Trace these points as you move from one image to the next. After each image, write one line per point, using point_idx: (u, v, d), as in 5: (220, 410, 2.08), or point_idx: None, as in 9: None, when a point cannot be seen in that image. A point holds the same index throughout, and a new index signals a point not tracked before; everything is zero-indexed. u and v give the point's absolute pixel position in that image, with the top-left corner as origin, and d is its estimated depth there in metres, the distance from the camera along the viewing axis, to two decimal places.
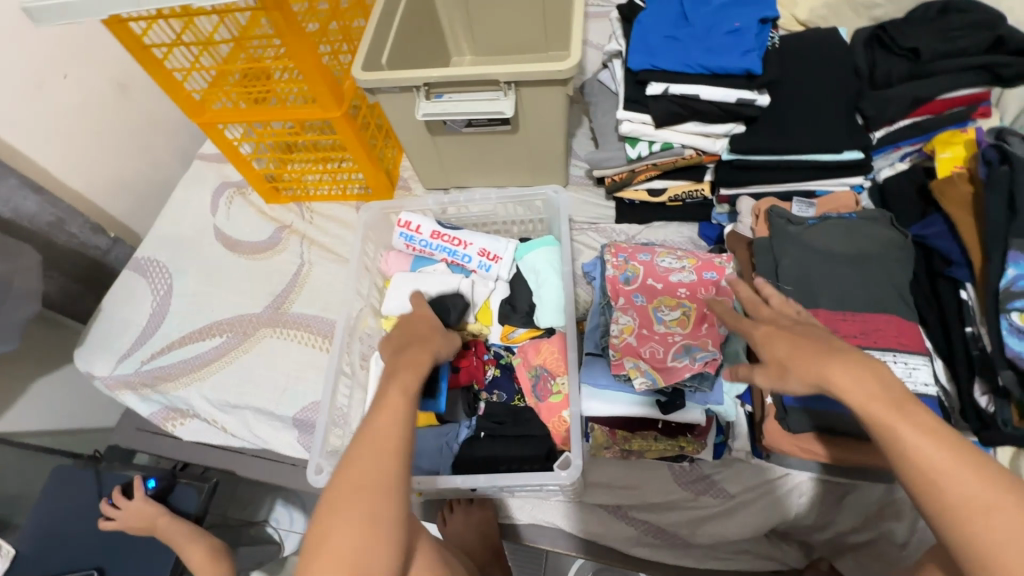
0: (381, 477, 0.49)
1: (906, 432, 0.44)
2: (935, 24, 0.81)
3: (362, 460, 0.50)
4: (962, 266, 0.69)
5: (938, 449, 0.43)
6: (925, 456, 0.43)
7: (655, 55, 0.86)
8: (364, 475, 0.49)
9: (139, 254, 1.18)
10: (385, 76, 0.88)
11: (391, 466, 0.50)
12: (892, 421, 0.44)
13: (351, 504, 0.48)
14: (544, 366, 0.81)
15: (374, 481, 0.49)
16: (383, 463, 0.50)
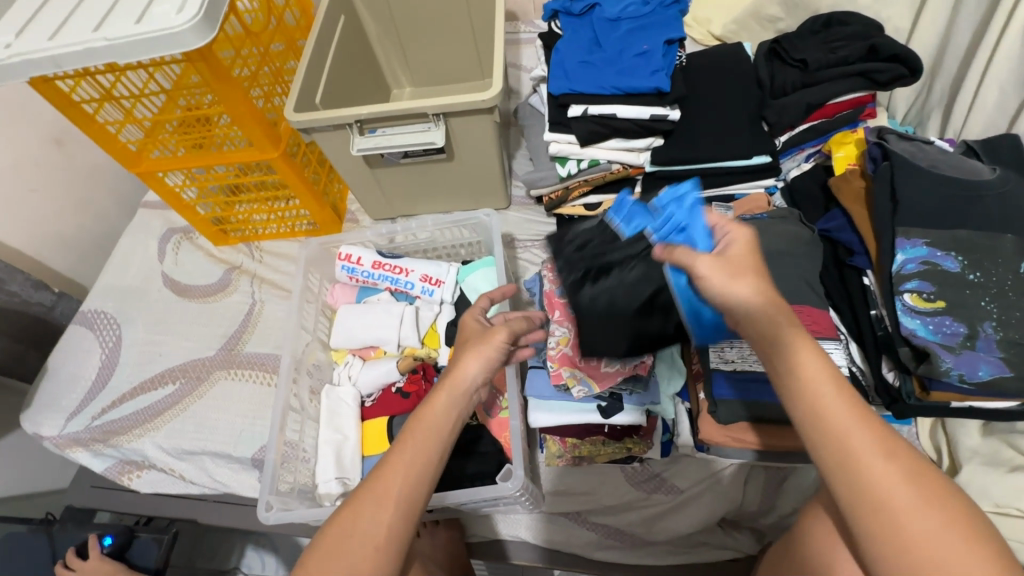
0: (398, 516, 0.52)
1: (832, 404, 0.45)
2: (821, 36, 0.89)
3: (383, 492, 0.53)
4: (862, 254, 0.75)
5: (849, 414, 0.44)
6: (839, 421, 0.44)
7: (572, 80, 0.91)
8: (385, 509, 0.52)
9: (85, 307, 1.17)
10: (316, 116, 0.91)
11: (410, 503, 0.53)
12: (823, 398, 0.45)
13: (361, 534, 0.51)
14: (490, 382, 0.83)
15: (387, 514, 0.52)
16: (400, 496, 0.53)
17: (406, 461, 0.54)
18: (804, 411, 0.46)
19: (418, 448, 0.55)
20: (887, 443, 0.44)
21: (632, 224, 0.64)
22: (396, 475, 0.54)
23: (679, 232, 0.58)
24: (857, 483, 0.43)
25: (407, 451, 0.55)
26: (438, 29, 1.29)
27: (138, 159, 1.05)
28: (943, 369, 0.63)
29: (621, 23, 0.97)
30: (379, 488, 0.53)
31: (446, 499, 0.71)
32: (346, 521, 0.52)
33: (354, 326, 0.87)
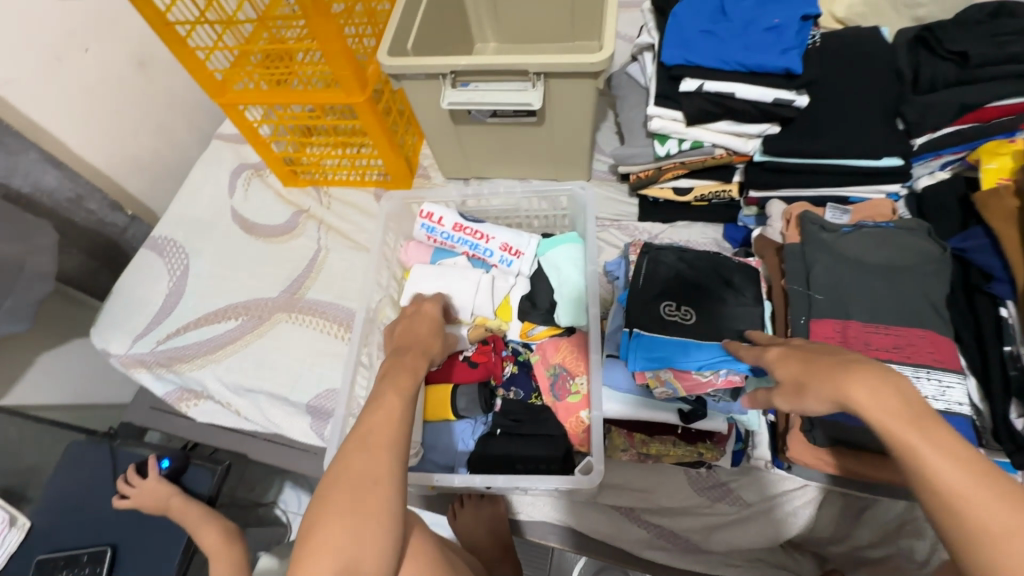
0: (387, 451, 0.51)
1: (926, 452, 0.43)
2: (984, 28, 0.78)
3: (369, 434, 0.52)
4: (1004, 282, 0.67)
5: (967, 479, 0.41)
6: (946, 478, 0.42)
7: (690, 50, 0.83)
8: (375, 451, 0.51)
9: (156, 232, 1.18)
10: (412, 62, 0.86)
11: (396, 444, 0.52)
12: (910, 436, 0.44)
13: (354, 477, 0.49)
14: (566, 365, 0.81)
15: (374, 454, 0.51)
16: (389, 437, 0.52)
17: (385, 405, 0.54)
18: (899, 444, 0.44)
19: (395, 395, 0.55)
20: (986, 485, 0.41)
21: (639, 361, 0.69)
22: (383, 423, 0.53)
23: (640, 344, 0.70)
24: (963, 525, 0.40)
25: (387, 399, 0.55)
26: None
27: (223, 90, 1.02)
28: None
29: None
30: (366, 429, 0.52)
31: (513, 481, 0.69)
32: (336, 470, 0.50)
33: (427, 288, 0.84)
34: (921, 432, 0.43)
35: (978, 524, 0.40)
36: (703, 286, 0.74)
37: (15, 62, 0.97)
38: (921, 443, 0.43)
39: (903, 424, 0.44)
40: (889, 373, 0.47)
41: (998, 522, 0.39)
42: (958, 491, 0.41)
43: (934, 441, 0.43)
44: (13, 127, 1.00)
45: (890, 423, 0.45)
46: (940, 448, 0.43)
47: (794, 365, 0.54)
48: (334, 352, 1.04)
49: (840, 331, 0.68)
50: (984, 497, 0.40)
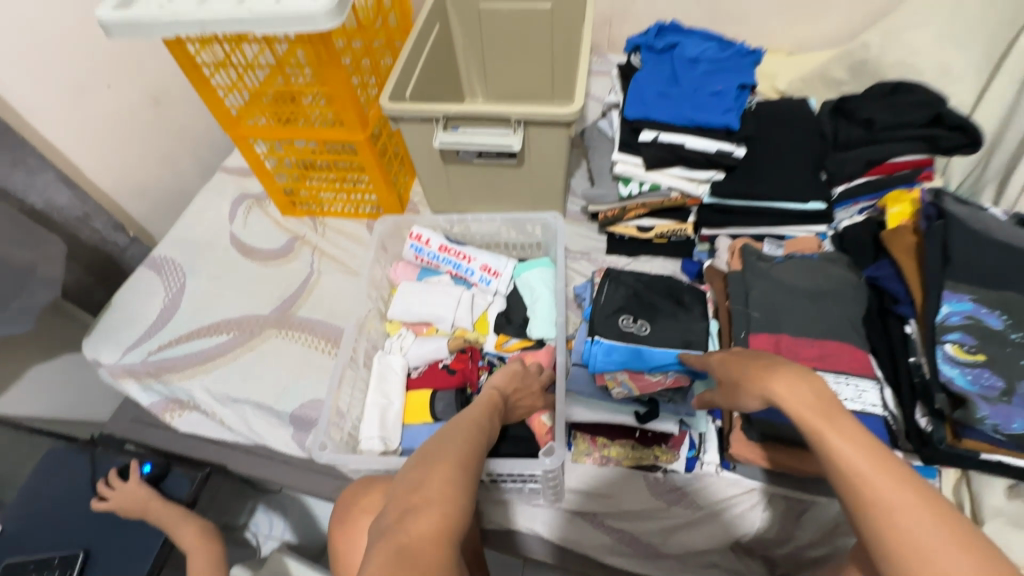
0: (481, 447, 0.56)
1: (833, 439, 0.46)
2: (888, 100, 0.94)
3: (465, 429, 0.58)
4: (907, 303, 0.79)
5: (865, 459, 0.45)
6: (843, 463, 0.45)
7: (648, 108, 0.98)
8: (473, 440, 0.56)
9: (157, 252, 1.25)
10: (409, 107, 0.99)
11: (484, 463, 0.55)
12: (818, 423, 0.48)
13: (458, 452, 0.53)
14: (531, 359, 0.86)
15: (474, 443, 0.55)
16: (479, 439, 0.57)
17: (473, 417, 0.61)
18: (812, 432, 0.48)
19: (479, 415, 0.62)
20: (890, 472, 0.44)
21: (601, 364, 0.79)
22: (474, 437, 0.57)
23: (603, 350, 0.79)
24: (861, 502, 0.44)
25: (474, 416, 0.61)
26: (520, 50, 1.39)
27: (236, 124, 1.15)
28: (978, 417, 0.65)
29: (699, 63, 1.04)
30: (462, 428, 0.58)
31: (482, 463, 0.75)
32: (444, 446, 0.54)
33: (413, 301, 0.93)
34: (830, 421, 0.47)
35: (872, 498, 0.43)
36: (658, 303, 0.85)
37: (47, 92, 1.07)
38: (829, 431, 0.47)
39: (815, 414, 0.48)
40: (806, 373, 0.52)
41: (888, 500, 0.43)
42: (854, 468, 0.45)
43: (846, 431, 0.47)
44: (36, 148, 1.09)
45: (805, 413, 0.49)
46: (844, 436, 0.47)
47: (732, 365, 0.61)
48: (320, 365, 1.10)
49: (774, 343, 0.79)
50: (877, 476, 0.44)
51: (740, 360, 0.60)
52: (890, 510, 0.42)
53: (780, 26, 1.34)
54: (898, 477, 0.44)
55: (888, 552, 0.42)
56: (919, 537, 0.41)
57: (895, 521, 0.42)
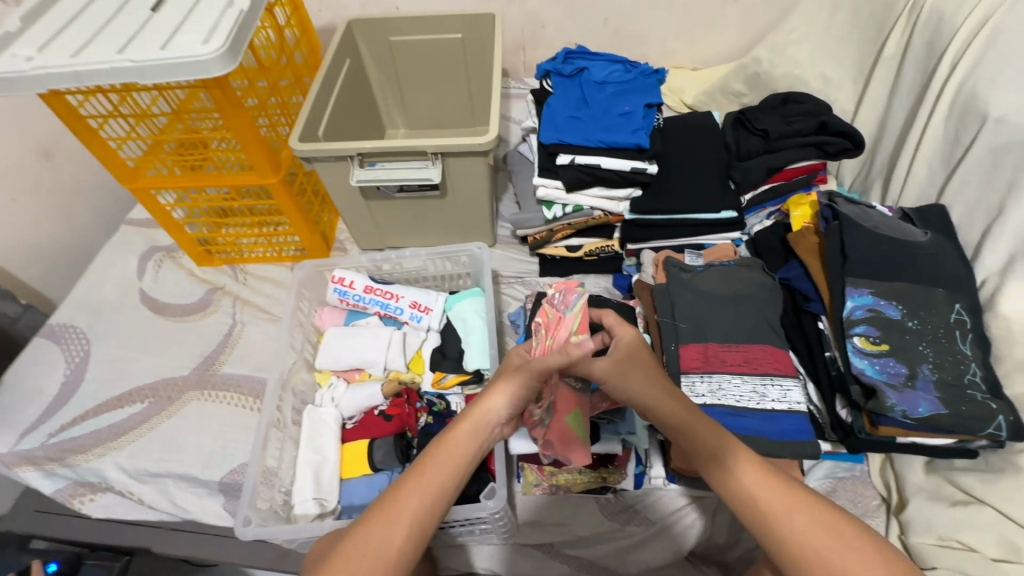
0: (409, 540, 0.51)
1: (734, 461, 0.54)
2: (780, 111, 1.01)
3: (401, 509, 0.52)
4: (817, 301, 0.83)
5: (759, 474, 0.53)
6: (746, 482, 0.53)
7: (561, 132, 1.00)
8: (398, 530, 0.51)
9: (55, 320, 1.14)
10: (320, 146, 0.96)
11: (420, 527, 0.52)
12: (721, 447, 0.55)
13: (374, 550, 0.50)
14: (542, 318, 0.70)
15: (409, 522, 0.52)
16: (417, 515, 0.52)
17: (431, 481, 0.54)
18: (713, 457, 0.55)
19: (441, 468, 0.55)
20: (779, 484, 0.53)
21: None
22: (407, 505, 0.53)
23: None
24: (765, 514, 0.51)
25: (430, 481, 0.54)
26: (436, 79, 1.39)
27: (134, 176, 1.07)
28: (889, 405, 0.69)
29: (606, 85, 1.07)
30: (394, 512, 0.52)
31: None
32: (371, 532, 0.51)
33: (340, 347, 0.89)
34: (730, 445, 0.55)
35: (770, 509, 0.51)
36: None
37: None
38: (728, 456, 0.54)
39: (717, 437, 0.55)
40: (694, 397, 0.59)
41: (785, 509, 0.51)
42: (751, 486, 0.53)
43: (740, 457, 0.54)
44: None
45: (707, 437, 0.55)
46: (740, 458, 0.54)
47: (632, 339, 0.61)
48: (249, 424, 1.02)
49: (702, 352, 0.81)
50: (772, 491, 0.52)
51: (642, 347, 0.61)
52: (785, 515, 0.51)
53: (681, 44, 1.42)
54: (784, 487, 0.53)
55: (793, 553, 0.49)
56: (811, 535, 0.50)
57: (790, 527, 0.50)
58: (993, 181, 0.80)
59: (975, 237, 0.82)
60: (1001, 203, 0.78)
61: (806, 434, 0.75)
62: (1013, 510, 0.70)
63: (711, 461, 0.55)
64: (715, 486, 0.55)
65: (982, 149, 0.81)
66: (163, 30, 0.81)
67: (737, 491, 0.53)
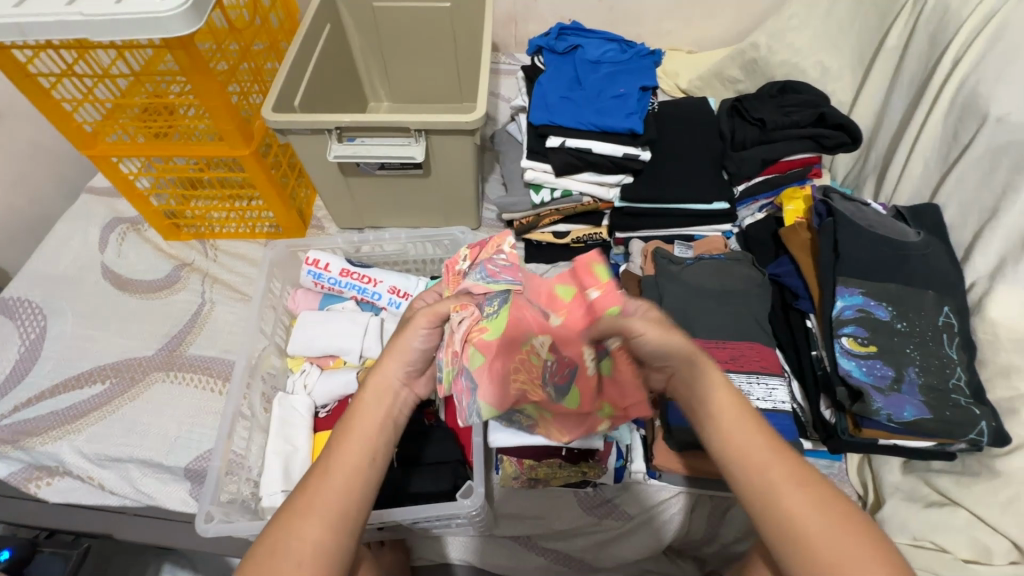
0: (325, 530, 0.47)
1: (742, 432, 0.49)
2: (777, 100, 0.98)
3: (313, 501, 0.48)
4: (806, 298, 0.82)
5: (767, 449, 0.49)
6: (752, 454, 0.49)
7: (552, 112, 0.96)
8: (309, 524, 0.47)
9: (8, 294, 1.08)
10: (296, 118, 0.90)
11: (333, 514, 0.48)
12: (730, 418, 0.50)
13: (287, 552, 0.46)
14: (473, 263, 0.70)
15: (320, 514, 0.48)
16: (326, 505, 0.48)
17: (337, 465, 0.50)
18: (718, 428, 0.50)
19: (352, 449, 0.51)
20: (786, 461, 0.48)
21: None
22: (315, 498, 0.48)
23: None
24: (764, 492, 0.47)
25: (340, 467, 0.50)
26: (421, 50, 1.32)
27: (93, 141, 0.99)
28: (874, 408, 0.69)
29: (601, 65, 1.03)
30: (303, 505, 0.48)
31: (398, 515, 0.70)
32: (283, 534, 0.47)
33: (314, 331, 0.85)
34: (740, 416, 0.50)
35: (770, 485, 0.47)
36: None
37: None
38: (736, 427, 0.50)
39: (726, 407, 0.50)
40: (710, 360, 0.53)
41: (789, 487, 0.47)
42: (754, 458, 0.48)
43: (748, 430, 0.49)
44: None
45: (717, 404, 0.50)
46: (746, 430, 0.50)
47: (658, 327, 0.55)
48: (218, 408, 0.98)
49: None
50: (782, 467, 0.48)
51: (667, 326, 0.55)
52: (789, 493, 0.47)
53: (677, 25, 1.37)
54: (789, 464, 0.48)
55: (785, 533, 0.46)
56: (809, 517, 0.46)
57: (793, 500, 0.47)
58: (989, 182, 0.78)
59: (967, 239, 0.81)
60: (996, 205, 0.77)
61: (789, 435, 0.74)
62: (986, 513, 0.71)
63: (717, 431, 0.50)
64: (719, 452, 0.50)
65: (980, 149, 0.79)
66: None
67: (737, 462, 0.49)
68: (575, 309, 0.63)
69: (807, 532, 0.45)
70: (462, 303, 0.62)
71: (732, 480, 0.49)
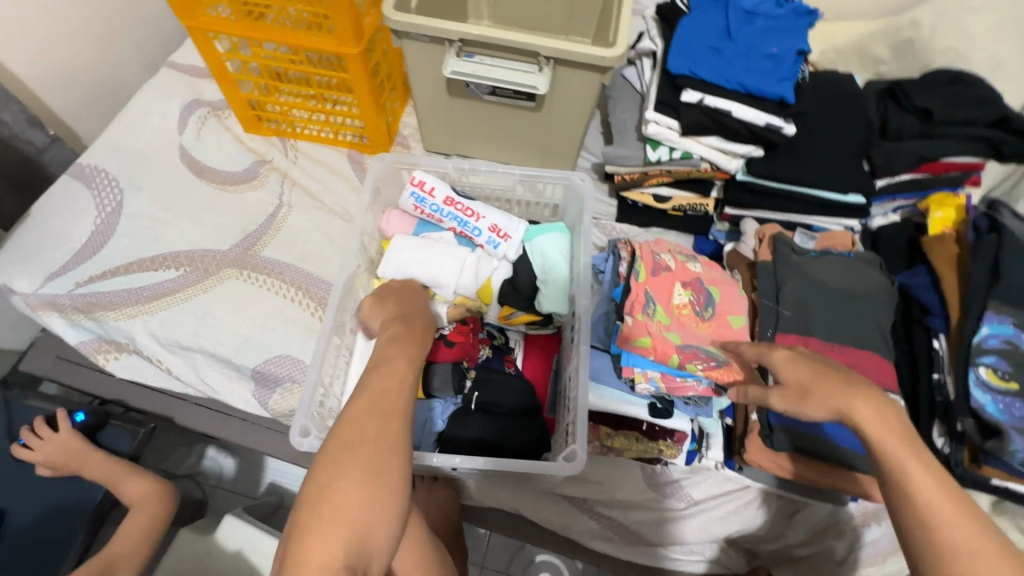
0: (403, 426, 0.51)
1: (915, 474, 0.51)
2: (947, 91, 0.86)
3: (383, 402, 0.52)
4: (940, 317, 0.75)
5: (945, 499, 0.49)
6: (930, 504, 0.49)
7: (695, 63, 0.86)
8: (393, 419, 0.51)
9: (85, 160, 1.04)
10: (420, 21, 0.81)
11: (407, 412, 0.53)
12: (904, 457, 0.52)
13: (377, 442, 0.49)
14: (680, 262, 0.80)
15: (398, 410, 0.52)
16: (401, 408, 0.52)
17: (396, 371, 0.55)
18: (901, 482, 0.51)
19: (396, 367, 0.56)
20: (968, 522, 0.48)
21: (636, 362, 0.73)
22: (387, 398, 0.52)
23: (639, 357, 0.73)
24: (938, 544, 0.48)
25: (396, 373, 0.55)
26: None
27: (194, 12, 0.92)
28: (1010, 450, 0.64)
29: (755, 18, 0.91)
30: (374, 403, 0.51)
31: (500, 464, 0.68)
32: (361, 429, 0.49)
33: (409, 258, 0.80)
34: (914, 456, 0.52)
35: (950, 539, 0.47)
36: (688, 289, 0.77)
37: None
38: (912, 469, 0.51)
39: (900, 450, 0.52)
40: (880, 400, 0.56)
41: (970, 547, 0.47)
42: (927, 504, 0.49)
43: (924, 482, 0.50)
44: None
45: (889, 447, 0.53)
46: (923, 470, 0.51)
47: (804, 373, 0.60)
48: (284, 314, 0.96)
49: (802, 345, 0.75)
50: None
51: (819, 373, 0.59)
52: (969, 554, 0.46)
53: None
54: (974, 525, 0.48)
55: None
56: None
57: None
58: None
59: None
60: None
61: None
62: None
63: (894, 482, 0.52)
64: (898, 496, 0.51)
65: None
66: None
67: (913, 516, 0.50)
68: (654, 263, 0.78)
69: None
70: (710, 274, 0.80)
71: (906, 523, 0.50)
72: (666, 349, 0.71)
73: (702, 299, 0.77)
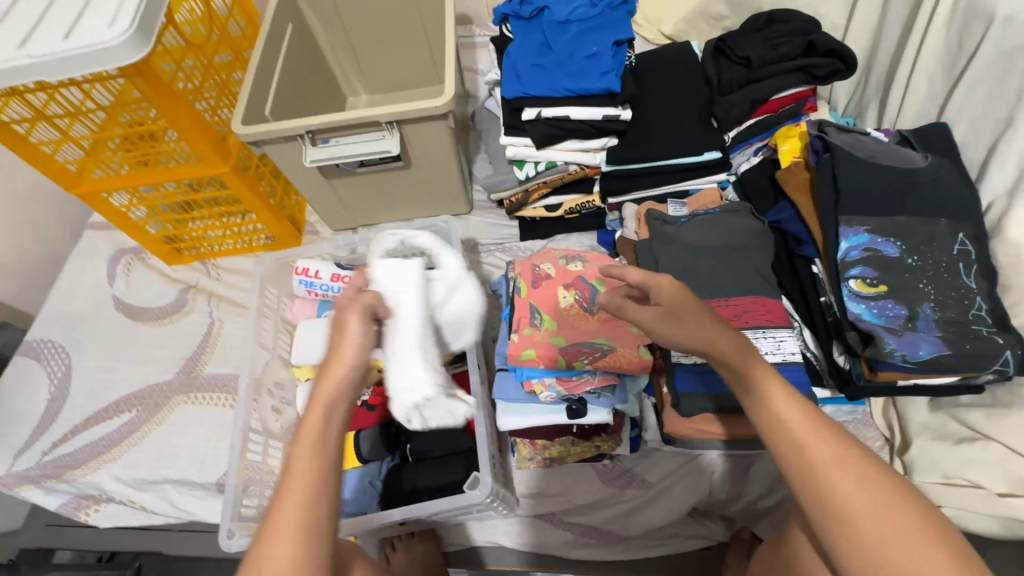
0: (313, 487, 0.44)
1: (777, 399, 0.47)
2: (763, 34, 0.91)
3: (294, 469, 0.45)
4: (810, 244, 0.78)
5: (804, 418, 0.46)
6: (793, 427, 0.46)
7: (524, 83, 0.92)
8: (303, 484, 0.44)
9: (32, 337, 1.13)
10: (267, 128, 0.88)
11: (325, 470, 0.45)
12: (766, 385, 0.47)
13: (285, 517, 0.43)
14: (560, 266, 0.84)
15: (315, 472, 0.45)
16: (316, 465, 0.45)
17: (311, 423, 0.47)
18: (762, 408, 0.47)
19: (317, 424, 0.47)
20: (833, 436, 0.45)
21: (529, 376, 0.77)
22: (299, 459, 0.45)
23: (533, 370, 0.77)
24: (801, 464, 0.45)
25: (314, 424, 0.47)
26: (391, 35, 1.26)
27: (79, 180, 1.01)
28: (887, 351, 0.66)
29: (571, 25, 0.97)
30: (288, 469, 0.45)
31: (410, 511, 0.71)
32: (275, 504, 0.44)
33: (314, 338, 0.86)
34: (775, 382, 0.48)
35: (812, 456, 0.44)
36: (569, 290, 0.81)
37: None
38: (774, 395, 0.47)
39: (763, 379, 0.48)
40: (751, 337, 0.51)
41: (832, 461, 0.44)
42: (792, 427, 0.46)
43: (788, 405, 0.46)
44: None
45: (754, 377, 0.48)
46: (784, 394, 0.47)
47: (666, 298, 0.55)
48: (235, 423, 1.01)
49: None
50: (868, 484, 0.43)
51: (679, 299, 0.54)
52: (831, 467, 0.44)
53: None
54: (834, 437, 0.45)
55: (827, 508, 0.43)
56: (847, 491, 0.43)
57: (864, 529, 0.42)
58: (1001, 91, 0.72)
59: (980, 156, 0.76)
60: (1010, 116, 0.71)
61: (802, 386, 0.73)
62: (1021, 444, 0.67)
63: (755, 411, 0.48)
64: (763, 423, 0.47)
65: (990, 54, 0.72)
66: (66, 14, 0.74)
67: (777, 440, 0.46)
68: (535, 276, 0.83)
69: (850, 506, 0.42)
70: (591, 267, 0.83)
71: (772, 448, 0.47)
72: (548, 354, 0.76)
73: (586, 293, 0.80)
